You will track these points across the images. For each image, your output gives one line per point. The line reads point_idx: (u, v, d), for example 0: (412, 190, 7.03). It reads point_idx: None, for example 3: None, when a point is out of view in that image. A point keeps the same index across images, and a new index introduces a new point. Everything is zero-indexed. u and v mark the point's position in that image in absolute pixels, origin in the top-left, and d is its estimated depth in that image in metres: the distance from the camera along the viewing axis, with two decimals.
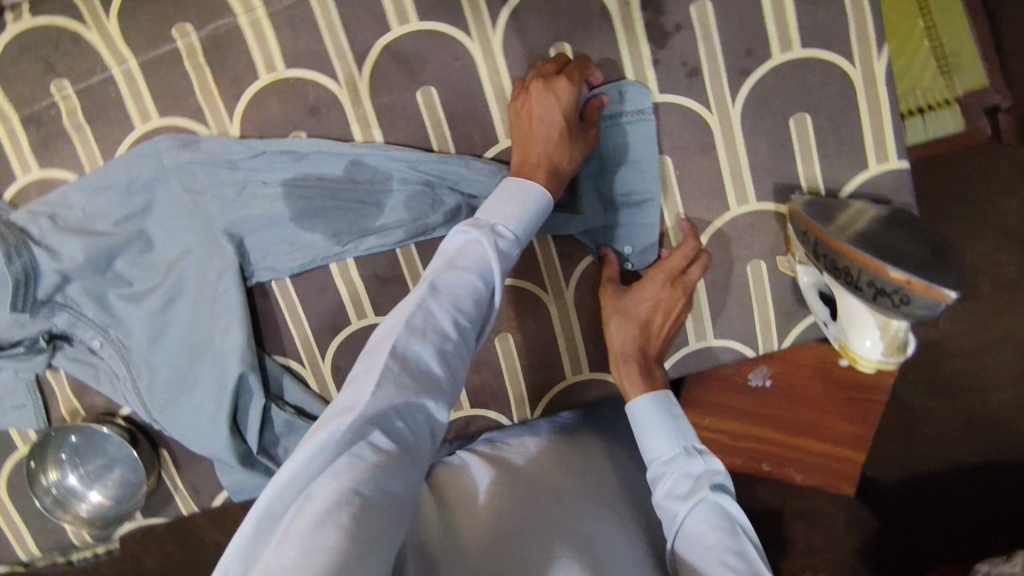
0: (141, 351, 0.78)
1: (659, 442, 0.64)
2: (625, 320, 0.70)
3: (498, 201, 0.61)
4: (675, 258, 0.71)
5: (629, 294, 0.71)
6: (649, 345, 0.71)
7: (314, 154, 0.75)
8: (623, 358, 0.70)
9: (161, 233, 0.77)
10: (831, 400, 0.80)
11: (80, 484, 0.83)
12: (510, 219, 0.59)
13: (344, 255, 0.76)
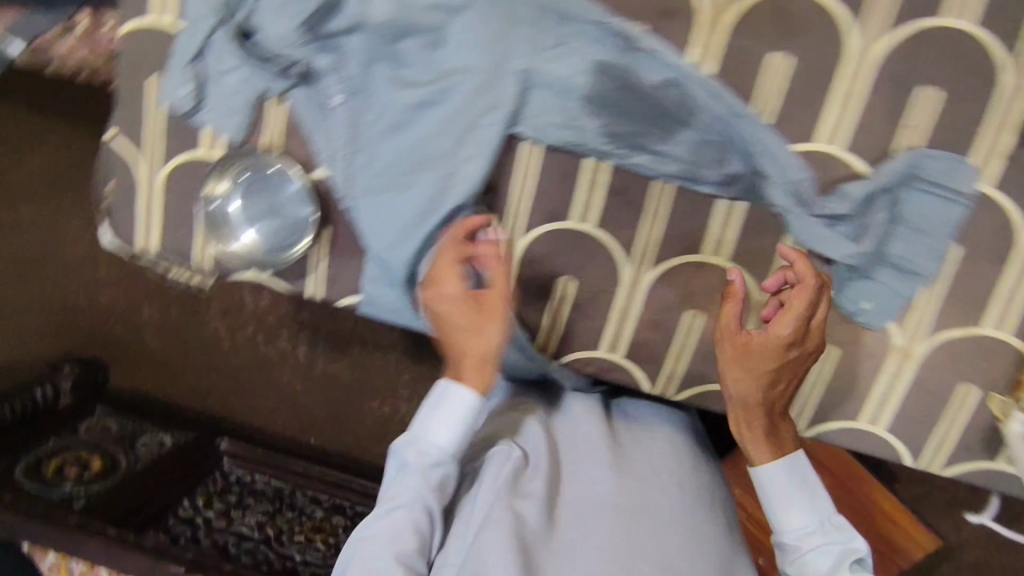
0: (377, 131, 0.75)
1: (799, 516, 0.68)
2: (745, 380, 0.69)
3: (448, 400, 0.69)
4: (801, 293, 0.66)
5: (754, 355, 0.68)
6: (778, 403, 0.70)
7: (643, 52, 0.70)
8: (746, 418, 0.70)
9: (456, 38, 0.73)
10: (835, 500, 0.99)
11: (238, 214, 0.81)
12: (445, 427, 0.68)
13: (609, 157, 0.74)
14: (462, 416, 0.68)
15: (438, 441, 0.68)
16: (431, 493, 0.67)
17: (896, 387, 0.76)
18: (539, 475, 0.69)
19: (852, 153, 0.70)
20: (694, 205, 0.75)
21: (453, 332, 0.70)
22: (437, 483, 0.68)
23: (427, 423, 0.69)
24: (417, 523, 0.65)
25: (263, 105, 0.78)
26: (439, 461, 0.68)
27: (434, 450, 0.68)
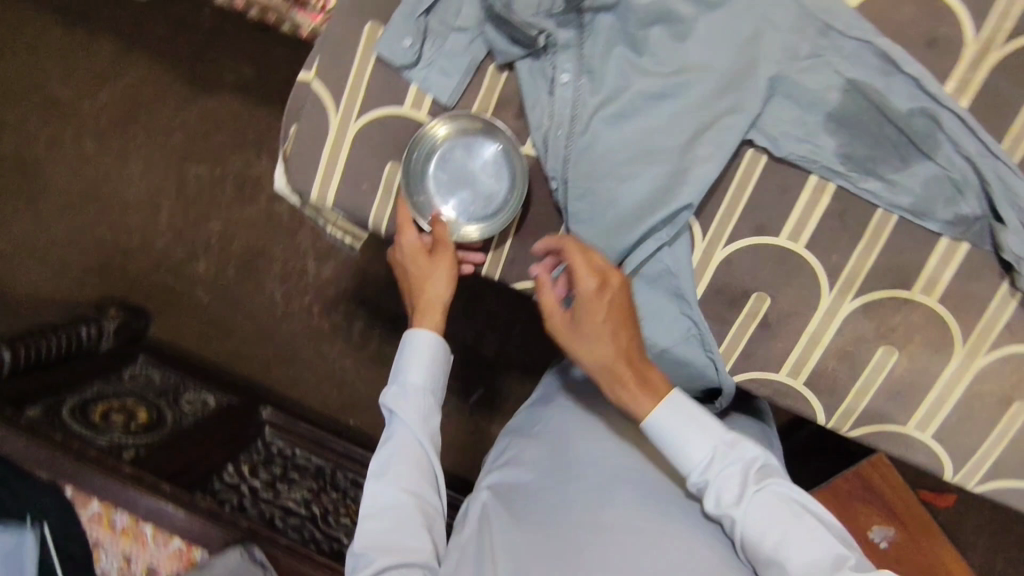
0: (605, 116, 0.72)
1: (697, 448, 0.68)
2: (599, 369, 0.70)
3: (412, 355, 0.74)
4: (580, 274, 0.69)
5: (580, 325, 0.70)
6: (619, 366, 0.70)
7: (903, 78, 0.69)
8: (617, 389, 0.70)
9: (710, 34, 0.70)
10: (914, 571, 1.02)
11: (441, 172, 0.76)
12: (415, 371, 0.74)
13: (841, 178, 0.72)
14: (432, 358, 0.74)
15: (413, 377, 0.74)
16: (421, 411, 0.73)
17: None
18: (511, 495, 0.74)
19: None
20: (916, 239, 0.73)
21: (415, 275, 0.75)
22: (417, 409, 0.73)
23: (402, 365, 0.74)
24: (415, 457, 0.71)
25: (482, 71, 0.75)
26: (415, 394, 0.73)
27: (410, 386, 0.73)
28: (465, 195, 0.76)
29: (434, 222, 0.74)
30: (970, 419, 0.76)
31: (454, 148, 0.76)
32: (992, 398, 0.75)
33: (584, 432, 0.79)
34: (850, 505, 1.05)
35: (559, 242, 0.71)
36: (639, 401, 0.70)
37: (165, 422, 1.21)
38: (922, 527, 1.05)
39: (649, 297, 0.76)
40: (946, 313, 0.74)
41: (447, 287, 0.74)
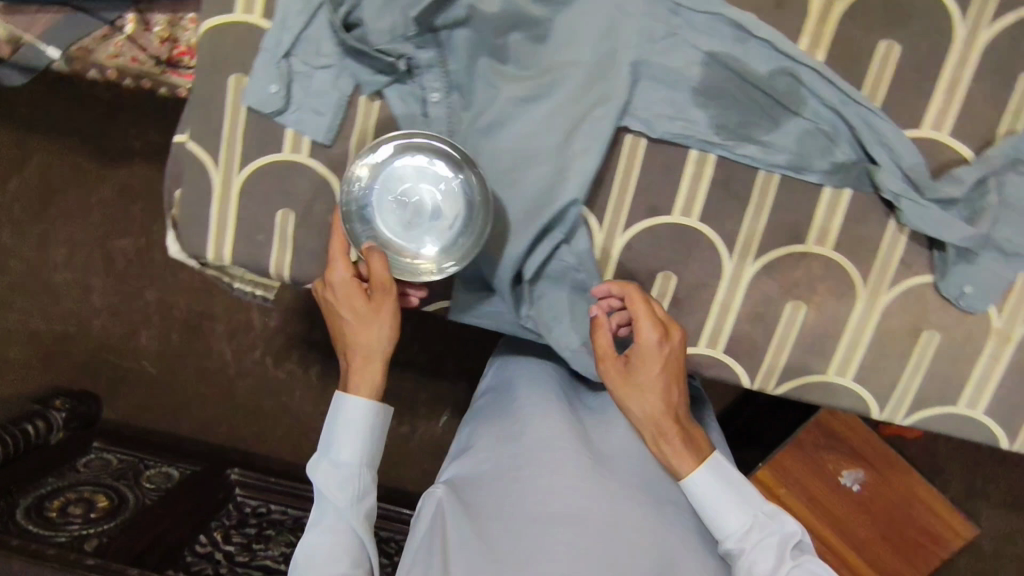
0: (479, 128, 0.73)
1: (734, 518, 0.70)
2: (655, 409, 0.71)
3: (342, 430, 0.72)
4: (643, 321, 0.70)
5: (637, 373, 0.71)
6: (673, 414, 0.71)
7: (758, 42, 0.71)
8: (663, 437, 0.71)
9: (566, 31, 0.72)
10: (891, 505, 1.07)
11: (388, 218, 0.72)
12: (342, 446, 0.72)
13: (717, 148, 0.74)
14: (359, 430, 0.72)
15: (346, 454, 0.72)
16: (358, 490, 0.71)
17: (994, 370, 0.77)
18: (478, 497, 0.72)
19: (957, 139, 0.72)
20: (799, 193, 0.75)
21: (352, 322, 0.71)
22: (352, 486, 0.71)
23: (326, 443, 0.72)
24: (347, 537, 0.69)
25: (354, 103, 0.75)
26: (348, 475, 0.71)
27: (339, 464, 0.71)
28: (422, 213, 0.72)
29: (364, 251, 0.68)
30: (886, 356, 0.77)
31: (398, 171, 0.71)
32: (903, 332, 0.76)
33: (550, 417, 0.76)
34: (817, 458, 1.07)
35: (626, 292, 0.72)
36: (683, 458, 0.71)
37: (126, 505, 1.17)
38: (889, 462, 1.07)
39: (557, 297, 0.78)
40: (841, 259, 0.76)
41: (389, 335, 0.71)
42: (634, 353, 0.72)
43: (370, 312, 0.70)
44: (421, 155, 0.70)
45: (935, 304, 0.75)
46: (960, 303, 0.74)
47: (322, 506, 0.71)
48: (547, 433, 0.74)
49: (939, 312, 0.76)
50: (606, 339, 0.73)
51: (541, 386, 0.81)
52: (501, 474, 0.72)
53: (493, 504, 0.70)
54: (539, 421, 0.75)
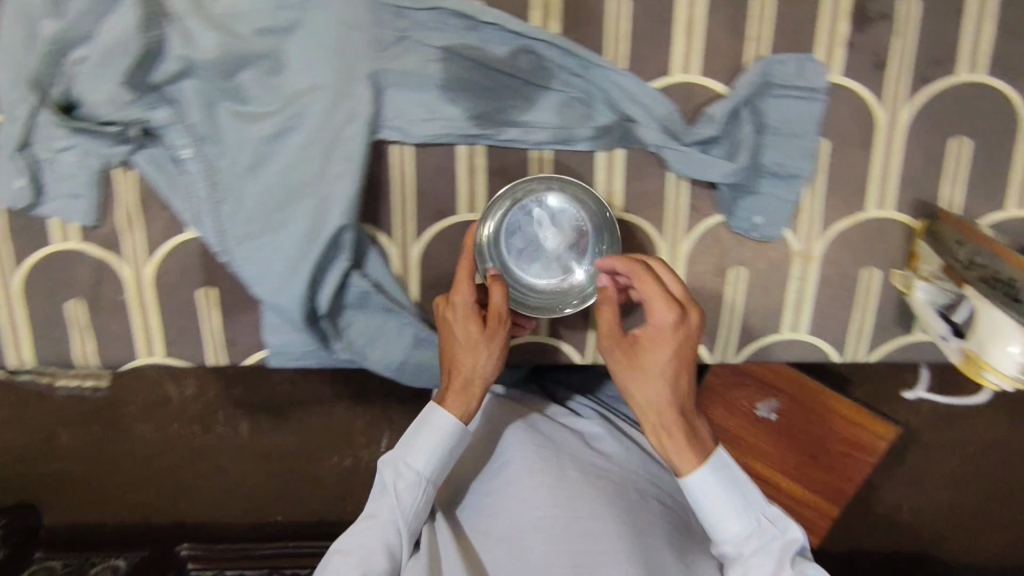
0: (235, 175, 0.71)
1: (732, 524, 0.64)
2: (656, 393, 0.64)
3: (417, 440, 0.68)
4: (659, 303, 0.63)
5: (643, 354, 0.64)
6: (680, 408, 0.64)
7: (488, 26, 0.70)
8: (662, 426, 0.64)
9: (295, 58, 0.69)
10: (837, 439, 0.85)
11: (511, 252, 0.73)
12: (416, 458, 0.68)
13: (480, 139, 0.72)
14: (444, 446, 0.68)
15: (416, 463, 0.68)
16: (415, 506, 0.68)
17: (806, 288, 0.78)
18: (501, 528, 0.69)
19: (708, 77, 0.71)
20: (573, 165, 0.74)
21: (459, 342, 0.69)
22: (412, 501, 0.68)
23: (405, 446, 0.69)
24: (388, 531, 0.67)
25: (110, 178, 0.73)
26: (410, 485, 0.68)
27: (405, 474, 0.68)
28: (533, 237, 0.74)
29: (490, 281, 0.70)
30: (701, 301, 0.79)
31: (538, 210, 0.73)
32: (708, 274, 0.78)
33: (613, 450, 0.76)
34: None
35: (629, 269, 0.66)
36: (686, 458, 0.64)
37: None
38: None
39: (367, 321, 0.77)
40: (631, 219, 0.76)
41: (494, 366, 0.69)
42: (643, 332, 0.64)
43: (482, 337, 0.69)
44: (574, 207, 0.72)
45: (731, 241, 0.76)
46: (756, 233, 0.75)
47: (380, 491, 0.69)
48: (545, 454, 0.72)
49: (737, 247, 0.77)
50: (610, 317, 0.66)
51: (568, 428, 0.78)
52: (498, 490, 0.72)
53: (494, 527, 0.69)
54: (557, 434, 0.76)
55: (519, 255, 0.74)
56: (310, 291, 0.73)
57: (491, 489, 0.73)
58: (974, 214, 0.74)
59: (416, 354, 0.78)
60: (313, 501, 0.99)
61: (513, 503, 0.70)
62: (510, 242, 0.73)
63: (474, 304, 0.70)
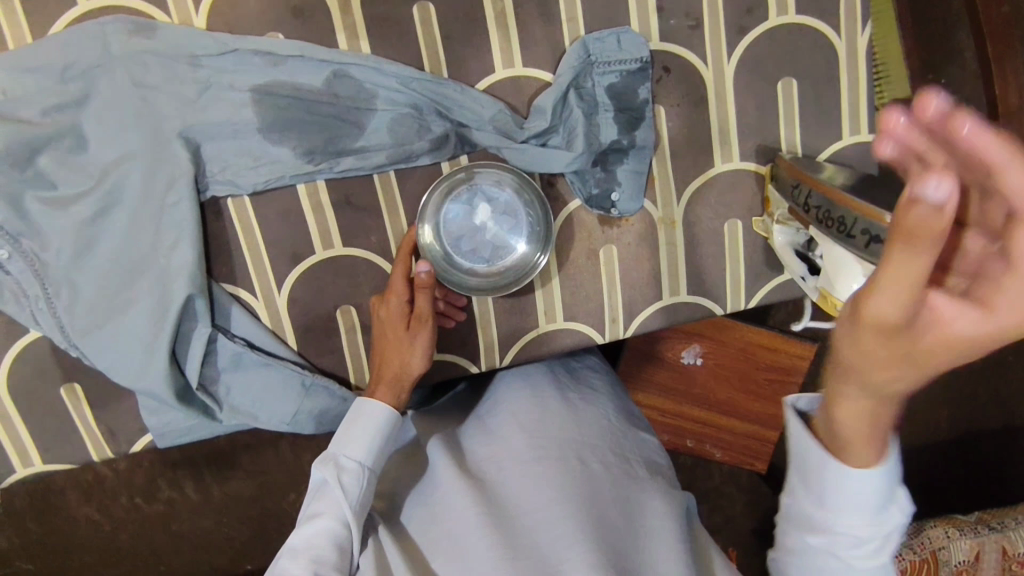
0: (62, 266, 0.67)
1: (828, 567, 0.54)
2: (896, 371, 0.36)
3: (346, 428, 0.64)
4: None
5: (955, 334, 0.32)
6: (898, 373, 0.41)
7: (294, 59, 0.67)
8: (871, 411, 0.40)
9: (98, 131, 0.66)
10: (756, 372, 1.05)
11: (449, 245, 0.72)
12: (355, 448, 0.63)
13: (316, 175, 0.70)
14: (379, 430, 0.64)
15: (352, 453, 0.63)
16: (364, 494, 0.62)
17: (678, 254, 0.78)
18: (444, 514, 0.63)
19: (531, 67, 0.71)
20: (420, 180, 0.73)
21: (389, 352, 0.68)
22: (360, 489, 0.62)
23: (340, 439, 0.63)
24: (334, 532, 0.60)
25: None
26: (357, 474, 0.62)
27: (349, 463, 0.63)
28: (469, 227, 0.72)
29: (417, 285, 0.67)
30: (581, 287, 0.77)
31: (477, 203, 0.72)
32: (582, 261, 0.77)
33: (558, 408, 0.70)
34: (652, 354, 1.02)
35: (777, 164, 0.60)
36: (864, 454, 0.43)
37: None
38: (719, 327, 1.02)
39: (245, 381, 0.73)
40: None
41: (425, 365, 0.69)
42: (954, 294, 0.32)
43: (410, 340, 0.68)
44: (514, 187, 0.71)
45: (596, 224, 0.76)
46: (616, 211, 0.75)
47: (321, 488, 0.62)
48: (507, 442, 0.67)
49: (603, 229, 0.76)
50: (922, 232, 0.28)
51: (522, 394, 0.73)
52: (440, 482, 0.65)
53: (444, 527, 0.62)
54: (516, 409, 0.70)
55: (459, 250, 0.72)
56: (175, 367, 0.69)
57: (437, 477, 0.66)
58: (816, 150, 0.76)
59: (306, 404, 0.74)
60: (276, 540, 1.07)
61: (461, 489, 0.62)
62: (455, 232, 0.72)
63: (404, 308, 0.68)
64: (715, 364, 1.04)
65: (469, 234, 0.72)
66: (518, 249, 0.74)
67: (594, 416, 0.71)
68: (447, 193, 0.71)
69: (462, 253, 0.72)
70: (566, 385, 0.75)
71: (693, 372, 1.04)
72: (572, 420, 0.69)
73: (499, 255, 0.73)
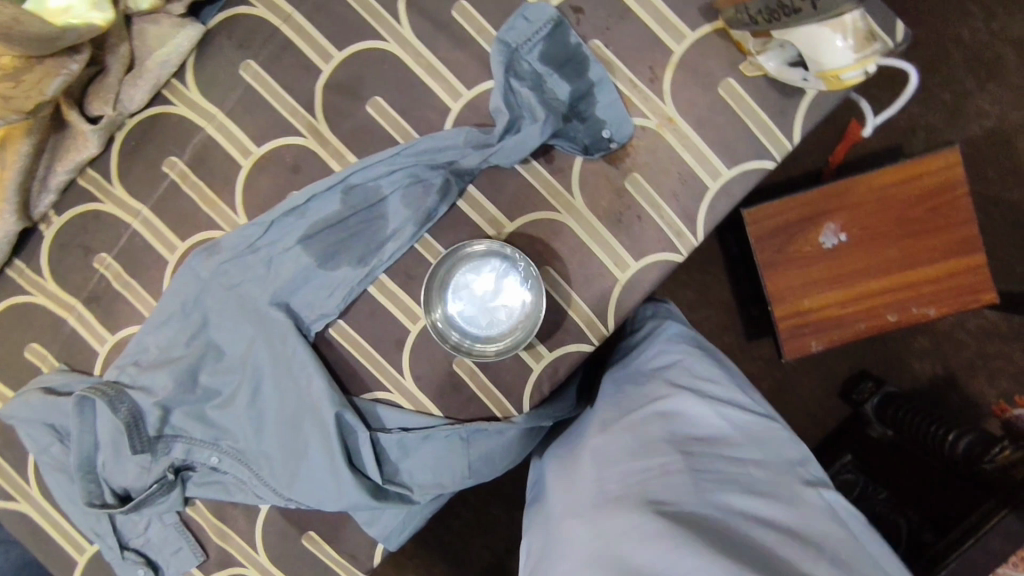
0: (253, 444, 0.83)
1: None
2: None
3: None
4: None
5: None
6: None
7: (311, 202, 0.81)
8: None
9: (224, 336, 0.84)
10: (911, 211, 1.13)
11: (490, 325, 0.80)
12: None
13: (375, 272, 0.82)
14: None
15: None
16: None
17: (696, 143, 0.78)
18: (553, 559, 0.64)
19: (474, 86, 0.80)
20: (449, 227, 0.82)
21: None
22: None
23: None
24: None
25: (188, 517, 0.87)
26: None
27: None
28: (473, 314, 0.81)
29: None
30: (632, 223, 0.80)
31: (455, 312, 0.81)
32: (618, 202, 0.80)
33: (653, 436, 0.71)
34: (799, 250, 1.14)
35: None
36: None
37: None
38: (842, 195, 1.13)
39: (419, 461, 0.83)
40: (522, 218, 0.80)
41: None
42: None
43: None
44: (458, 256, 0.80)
45: (607, 166, 0.79)
46: (616, 142, 0.78)
47: None
48: (609, 477, 0.68)
49: (616, 166, 0.79)
50: None
51: (624, 424, 0.75)
52: (556, 534, 0.67)
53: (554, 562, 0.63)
54: (608, 454, 0.72)
55: (494, 320, 0.81)
56: (361, 476, 0.81)
57: (556, 530, 0.68)
58: None
59: (474, 452, 0.82)
60: None
61: (571, 537, 0.64)
62: (476, 311, 0.81)
63: None
64: (866, 227, 1.13)
65: (477, 308, 0.81)
66: (488, 270, 0.81)
67: (702, 437, 0.71)
68: (445, 320, 0.80)
69: (495, 319, 0.81)
70: (659, 408, 0.75)
71: (850, 245, 1.13)
72: (670, 441, 0.69)
73: (515, 298, 0.80)
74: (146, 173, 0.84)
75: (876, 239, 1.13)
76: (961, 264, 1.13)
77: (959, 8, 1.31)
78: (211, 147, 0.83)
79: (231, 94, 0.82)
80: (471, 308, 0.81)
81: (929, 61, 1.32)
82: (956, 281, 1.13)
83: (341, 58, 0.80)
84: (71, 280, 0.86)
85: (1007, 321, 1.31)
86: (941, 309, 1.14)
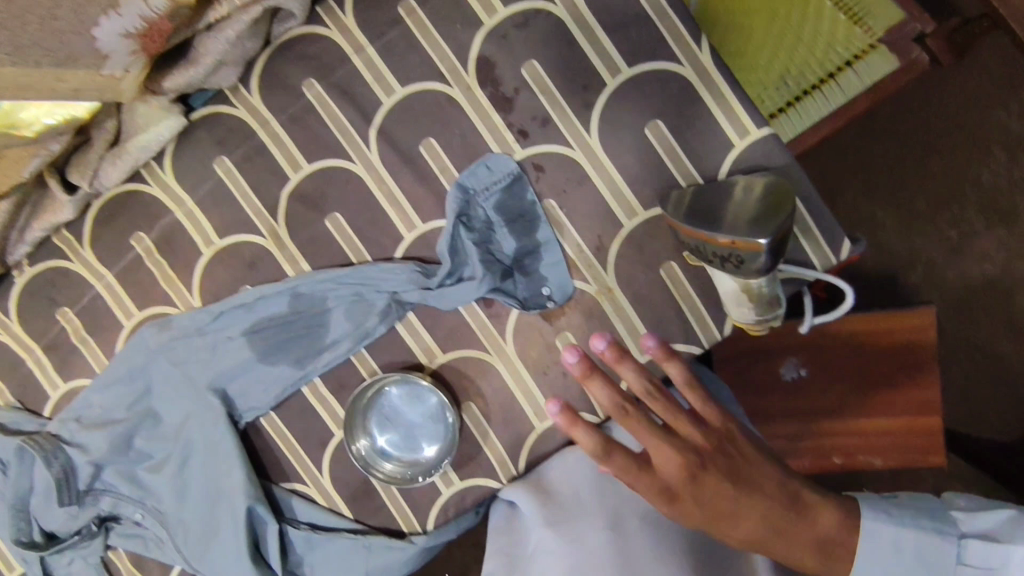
0: (173, 511, 0.88)
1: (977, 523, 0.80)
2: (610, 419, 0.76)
3: None
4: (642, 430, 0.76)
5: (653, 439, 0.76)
6: None
7: (260, 300, 0.84)
8: None
9: (163, 406, 0.88)
10: (878, 362, 1.01)
11: (415, 450, 0.85)
12: None
13: (309, 376, 0.85)
14: None
15: None
16: None
17: (630, 316, 0.80)
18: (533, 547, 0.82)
19: (429, 222, 0.82)
20: (385, 347, 0.85)
21: None
22: None
23: None
24: None
25: (109, 559, 0.94)
26: None
27: None
28: (399, 443, 0.85)
29: None
30: (557, 378, 0.82)
31: (380, 443, 0.85)
32: (547, 356, 0.82)
33: (631, 478, 0.83)
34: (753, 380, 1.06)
35: None
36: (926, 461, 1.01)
37: None
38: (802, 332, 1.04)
39: (322, 556, 0.88)
40: (453, 354, 0.83)
41: None
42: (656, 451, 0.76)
43: None
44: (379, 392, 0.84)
45: (543, 321, 0.81)
46: (553, 302, 0.81)
47: None
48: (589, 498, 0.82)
49: (550, 322, 0.81)
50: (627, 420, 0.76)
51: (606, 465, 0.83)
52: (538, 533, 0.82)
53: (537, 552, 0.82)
54: (575, 476, 0.83)
55: (418, 445, 0.85)
56: (263, 564, 0.87)
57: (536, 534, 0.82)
58: (714, 173, 0.78)
59: (372, 560, 0.86)
60: None
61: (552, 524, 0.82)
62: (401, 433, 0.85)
63: None
64: (827, 367, 1.03)
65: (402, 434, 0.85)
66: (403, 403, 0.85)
67: None
68: (373, 447, 0.85)
69: (420, 447, 0.85)
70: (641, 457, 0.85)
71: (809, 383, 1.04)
72: None
73: (435, 425, 0.84)
74: (115, 243, 0.88)
75: (834, 381, 1.03)
76: (925, 425, 0.99)
77: (982, 152, 1.23)
78: (178, 230, 0.86)
79: (203, 185, 0.85)
80: (395, 439, 0.85)
81: (938, 201, 1.25)
82: (913, 440, 1.00)
83: (309, 170, 0.83)
84: (35, 325, 0.91)
85: (967, 478, 1.26)
86: (891, 464, 1.01)
